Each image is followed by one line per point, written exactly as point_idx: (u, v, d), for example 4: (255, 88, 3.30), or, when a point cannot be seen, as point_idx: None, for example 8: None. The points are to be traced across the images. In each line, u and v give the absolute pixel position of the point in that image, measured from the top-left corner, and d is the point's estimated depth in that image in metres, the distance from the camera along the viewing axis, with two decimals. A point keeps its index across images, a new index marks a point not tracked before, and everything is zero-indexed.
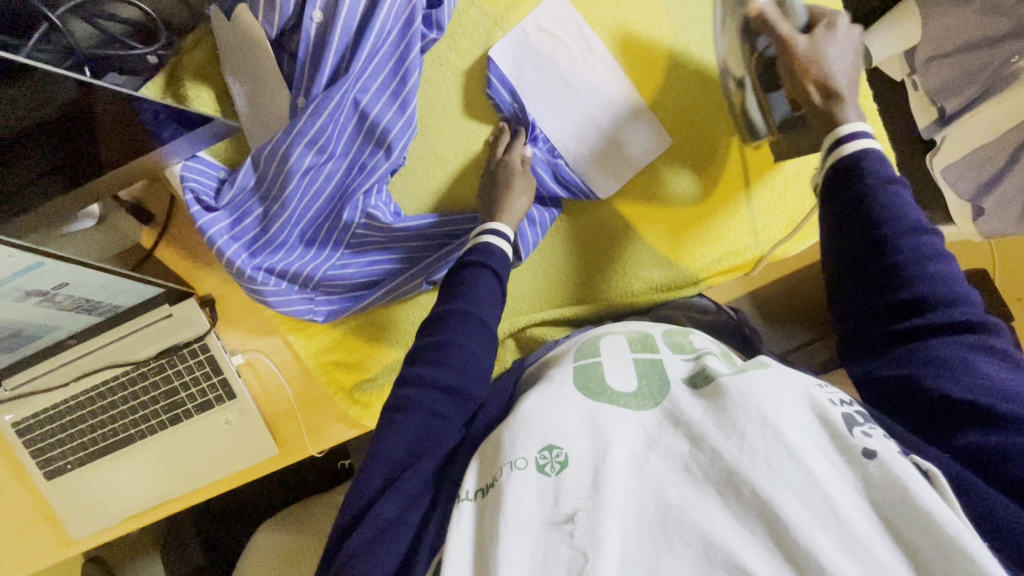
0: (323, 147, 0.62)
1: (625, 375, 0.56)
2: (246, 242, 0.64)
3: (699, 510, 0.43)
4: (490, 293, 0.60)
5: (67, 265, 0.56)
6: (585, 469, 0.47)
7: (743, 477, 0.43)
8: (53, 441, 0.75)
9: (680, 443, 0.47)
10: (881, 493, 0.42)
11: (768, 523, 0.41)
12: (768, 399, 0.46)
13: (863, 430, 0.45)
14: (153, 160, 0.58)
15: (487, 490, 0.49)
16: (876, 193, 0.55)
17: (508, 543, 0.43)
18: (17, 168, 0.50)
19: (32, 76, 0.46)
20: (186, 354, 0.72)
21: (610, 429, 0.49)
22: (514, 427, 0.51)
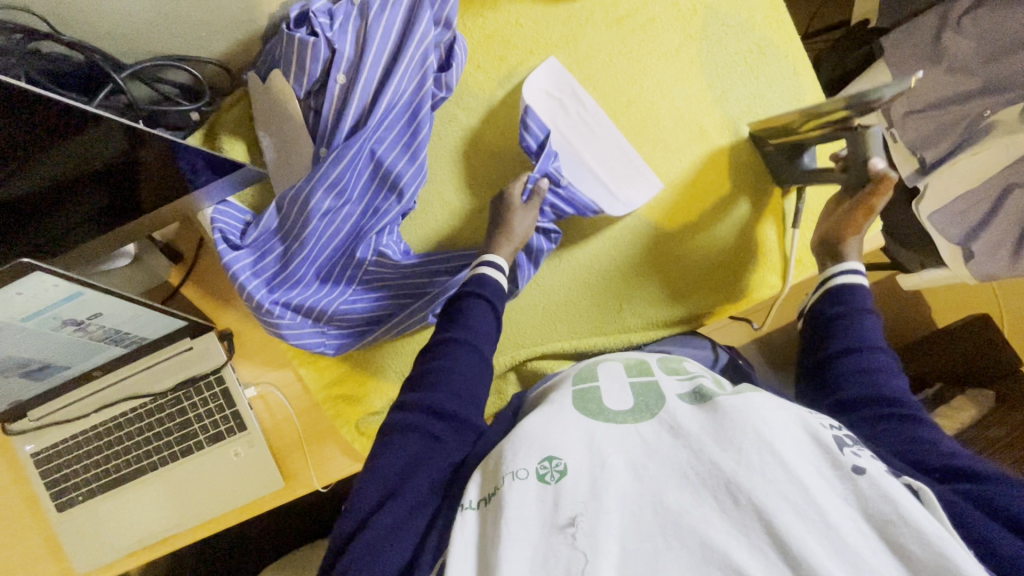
0: (343, 190, 0.68)
1: (620, 397, 0.58)
2: (266, 278, 0.69)
3: (695, 515, 0.45)
4: (485, 326, 0.64)
5: (103, 295, 0.61)
6: (585, 476, 0.49)
7: (738, 486, 0.45)
8: (67, 472, 0.77)
9: (678, 453, 0.49)
10: (871, 505, 0.43)
11: (761, 529, 0.43)
12: (763, 418, 0.48)
13: (853, 451, 0.47)
14: (188, 202, 0.65)
15: (488, 500, 0.51)
16: (846, 312, 0.64)
17: (512, 543, 0.46)
18: (71, 206, 0.58)
19: (85, 133, 0.52)
20: (202, 385, 0.76)
21: (609, 444, 0.51)
22: (514, 441, 0.54)
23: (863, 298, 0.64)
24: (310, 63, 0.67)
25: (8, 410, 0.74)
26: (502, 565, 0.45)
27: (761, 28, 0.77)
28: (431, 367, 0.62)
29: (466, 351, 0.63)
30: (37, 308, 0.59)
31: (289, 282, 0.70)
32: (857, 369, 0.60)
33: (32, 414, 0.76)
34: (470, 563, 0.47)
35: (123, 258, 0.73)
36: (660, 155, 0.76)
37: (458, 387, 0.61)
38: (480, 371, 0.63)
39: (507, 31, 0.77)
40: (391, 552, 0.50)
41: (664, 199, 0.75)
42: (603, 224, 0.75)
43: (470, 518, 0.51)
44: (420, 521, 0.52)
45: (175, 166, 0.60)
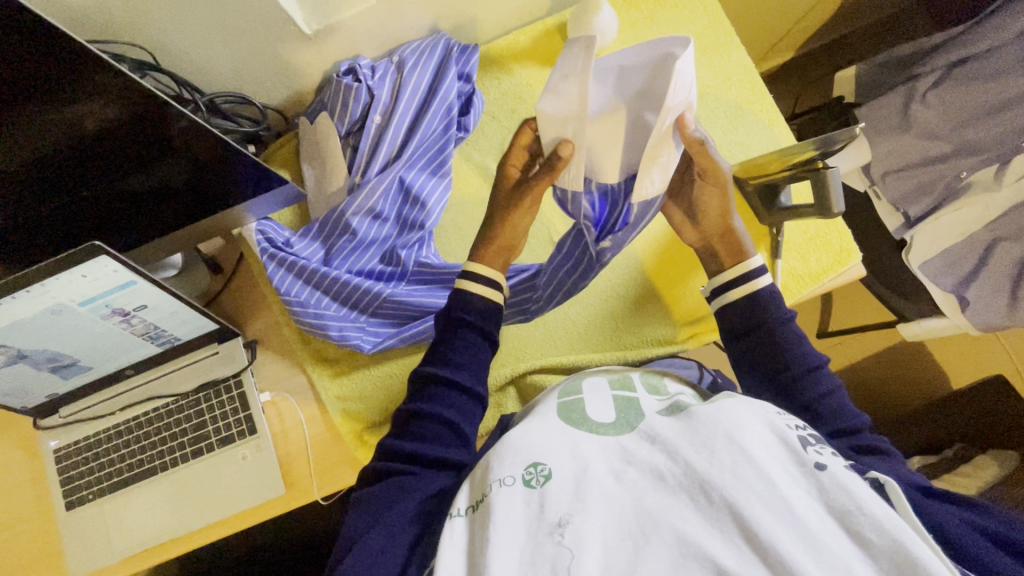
0: (378, 215, 0.79)
1: (605, 410, 0.50)
2: (302, 278, 0.78)
3: (672, 513, 0.38)
4: (478, 360, 0.63)
5: (151, 287, 0.69)
6: (569, 479, 0.41)
7: (710, 483, 0.38)
8: (83, 469, 0.80)
9: (655, 457, 0.41)
10: (838, 501, 0.36)
11: (735, 527, 0.36)
12: (733, 420, 0.41)
13: (817, 448, 0.40)
14: (237, 213, 0.74)
15: (477, 507, 0.44)
16: (781, 336, 0.61)
17: (501, 543, 0.39)
18: (145, 213, 0.69)
19: (167, 153, 0.64)
20: (222, 389, 0.81)
21: (592, 452, 0.44)
22: (502, 447, 0.46)
23: (776, 304, 0.62)
24: (352, 104, 0.81)
25: (43, 404, 0.80)
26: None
27: (736, 87, 0.89)
28: (434, 400, 0.60)
29: (461, 387, 0.62)
30: (95, 294, 0.67)
31: (326, 278, 0.78)
32: (813, 397, 0.58)
33: (62, 411, 0.82)
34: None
35: (171, 269, 0.82)
36: None
37: (456, 422, 0.60)
38: (472, 405, 0.62)
39: (517, 90, 0.90)
40: (388, 553, 0.49)
41: (657, 229, 0.83)
42: None
43: (460, 527, 0.44)
44: (407, 530, 0.52)
45: (229, 183, 0.70)
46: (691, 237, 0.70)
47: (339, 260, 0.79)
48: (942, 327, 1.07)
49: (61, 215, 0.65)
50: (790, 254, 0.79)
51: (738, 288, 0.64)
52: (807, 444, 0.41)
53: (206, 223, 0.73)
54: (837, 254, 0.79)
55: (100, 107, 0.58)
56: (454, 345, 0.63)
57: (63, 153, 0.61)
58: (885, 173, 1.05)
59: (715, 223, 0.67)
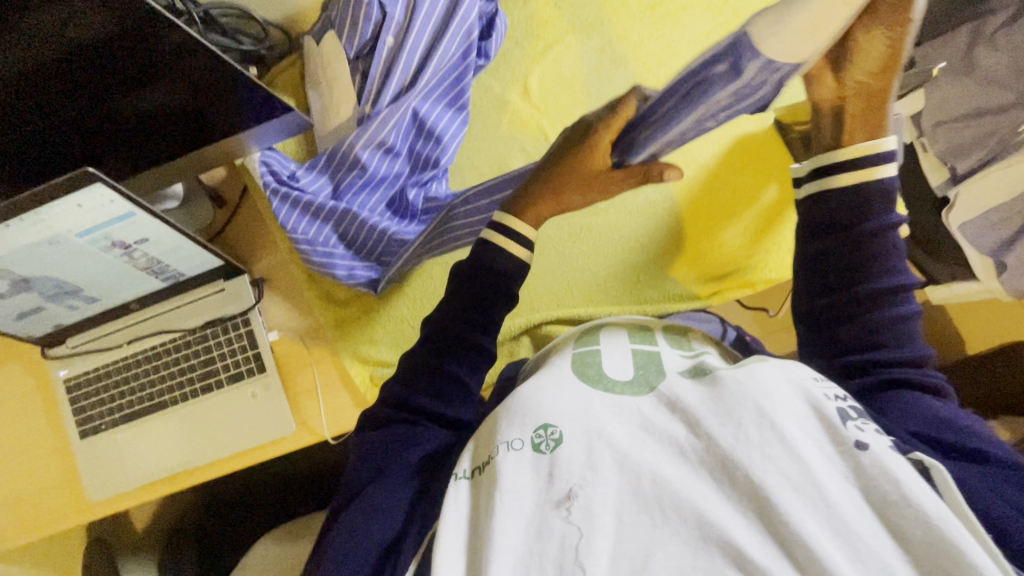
0: (389, 148, 0.74)
1: (621, 366, 0.47)
2: (305, 214, 0.73)
3: (689, 488, 0.35)
4: (485, 308, 0.57)
5: (151, 220, 0.65)
6: (581, 444, 0.38)
7: (736, 462, 0.35)
8: (94, 400, 0.80)
9: (675, 428, 0.38)
10: (878, 488, 0.33)
11: (758, 509, 0.33)
12: (765, 389, 0.37)
13: (859, 425, 0.36)
14: (239, 142, 0.69)
15: (482, 470, 0.42)
16: (874, 243, 0.55)
17: (507, 514, 0.36)
18: (146, 141, 0.65)
19: (165, 75, 0.59)
20: (229, 326, 0.79)
21: (606, 414, 0.40)
22: (511, 406, 0.43)
23: (883, 203, 0.55)
24: (363, 22, 0.73)
25: (50, 333, 0.79)
26: (495, 546, 0.35)
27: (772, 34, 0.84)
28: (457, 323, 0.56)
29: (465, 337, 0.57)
30: (93, 224, 0.63)
31: (333, 215, 0.74)
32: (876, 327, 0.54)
33: (70, 341, 0.81)
34: (465, 541, 0.39)
35: (173, 200, 0.79)
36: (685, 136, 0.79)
37: (466, 362, 0.57)
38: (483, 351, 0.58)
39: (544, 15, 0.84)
40: (383, 525, 0.49)
41: (690, 177, 0.77)
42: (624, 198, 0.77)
43: (464, 489, 0.42)
44: (406, 496, 0.51)
45: (231, 109, 0.65)
46: (824, 93, 0.52)
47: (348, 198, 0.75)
48: (975, 290, 1.06)
49: (54, 136, 0.61)
50: None
51: (847, 174, 0.55)
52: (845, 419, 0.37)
53: (204, 152, 0.68)
54: None
55: (87, 15, 0.52)
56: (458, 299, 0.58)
57: (55, 68, 0.56)
58: (937, 123, 0.94)
59: (865, 81, 0.50)
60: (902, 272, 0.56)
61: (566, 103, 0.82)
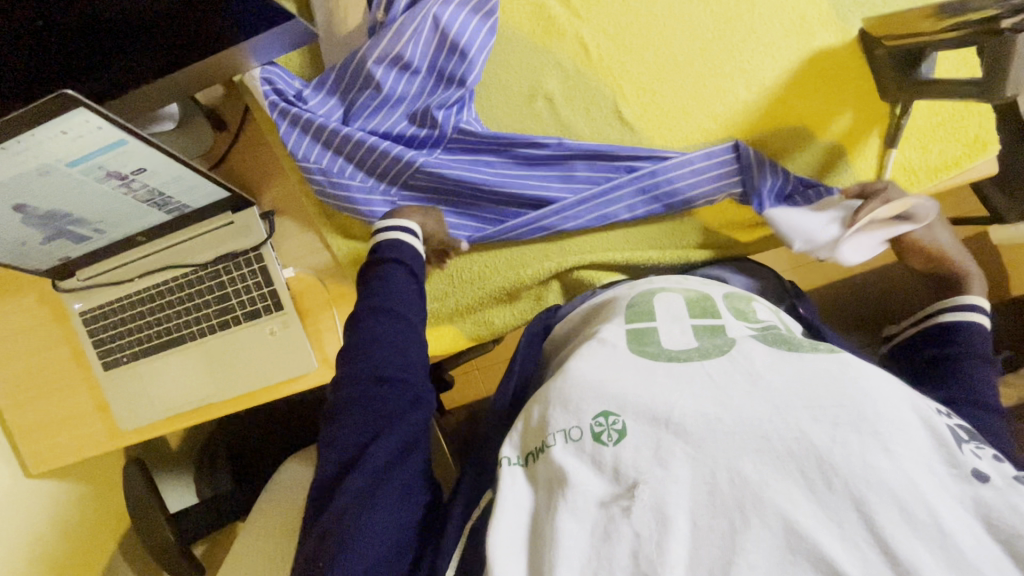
0: (407, 65, 0.66)
1: (682, 339, 0.42)
2: (321, 140, 0.67)
3: (775, 490, 0.31)
4: (402, 289, 0.59)
5: (147, 148, 0.59)
6: (648, 435, 0.35)
7: (834, 467, 0.31)
8: (113, 333, 0.78)
9: (755, 409, 0.34)
10: (1001, 521, 0.30)
11: (860, 525, 0.30)
12: (865, 389, 0.34)
13: (973, 449, 0.33)
14: (238, 54, 0.60)
15: (536, 457, 0.39)
16: (963, 363, 0.60)
17: (572, 512, 0.35)
18: (133, 51, 0.57)
19: None
20: (242, 262, 0.74)
21: (674, 393, 0.36)
22: (563, 387, 0.40)
23: (981, 341, 0.62)
24: None
25: (58, 265, 0.76)
26: (558, 550, 0.34)
27: None
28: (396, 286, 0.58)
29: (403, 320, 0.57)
30: (82, 153, 0.57)
31: (349, 141, 0.66)
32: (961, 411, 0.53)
33: (80, 273, 0.78)
34: (519, 538, 0.37)
35: (168, 122, 0.71)
36: (746, 53, 0.70)
37: (406, 315, 0.58)
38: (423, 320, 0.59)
39: None
40: (399, 515, 0.48)
41: (750, 100, 0.69)
42: (674, 127, 0.69)
43: (520, 478, 0.40)
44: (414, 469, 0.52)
45: (225, 11, 0.56)
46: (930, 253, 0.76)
47: (366, 121, 0.68)
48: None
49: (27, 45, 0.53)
50: (908, 143, 0.68)
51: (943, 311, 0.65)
52: (957, 440, 0.34)
53: (198, 68, 0.60)
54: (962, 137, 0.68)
55: None
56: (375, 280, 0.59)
57: None
58: None
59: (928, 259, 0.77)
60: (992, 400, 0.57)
61: (614, 12, 0.71)
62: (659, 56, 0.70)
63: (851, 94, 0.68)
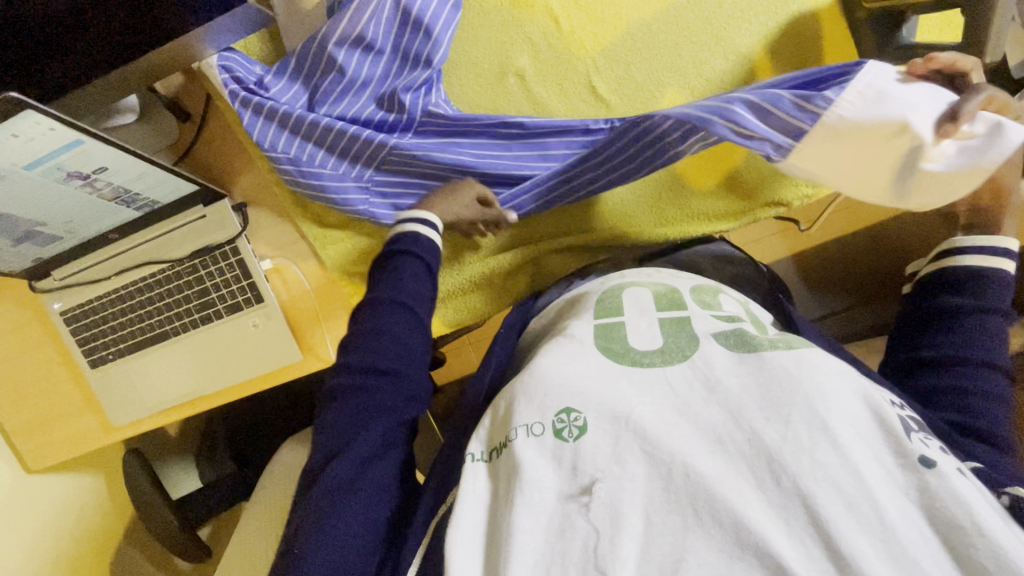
0: (370, 45, 0.64)
1: (648, 335, 0.44)
2: (285, 128, 0.64)
3: (728, 486, 0.34)
4: (415, 282, 0.58)
5: (105, 146, 0.57)
6: (607, 433, 0.37)
7: (784, 467, 0.34)
8: (96, 332, 0.78)
9: (712, 414, 0.37)
10: (944, 507, 0.33)
11: (805, 518, 0.33)
12: (819, 385, 0.37)
13: (922, 439, 0.37)
14: (191, 42, 0.58)
15: (499, 453, 0.41)
16: (968, 317, 0.58)
17: (528, 508, 0.36)
18: (82, 45, 0.55)
19: None
20: (218, 256, 0.73)
21: (636, 396, 0.39)
22: (529, 383, 0.41)
23: (1000, 289, 0.59)
24: None
25: (32, 266, 0.75)
26: (515, 547, 0.35)
27: None
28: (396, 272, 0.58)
29: (407, 309, 0.57)
30: (39, 155, 0.56)
31: (315, 128, 0.64)
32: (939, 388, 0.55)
33: (56, 273, 0.77)
34: (485, 535, 0.38)
35: (130, 114, 0.71)
36: (723, 19, 0.67)
37: (414, 307, 0.57)
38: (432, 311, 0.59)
39: None
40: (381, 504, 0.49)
41: (727, 69, 0.67)
42: (650, 100, 0.67)
43: (484, 471, 0.41)
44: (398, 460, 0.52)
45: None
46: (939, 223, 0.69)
47: (330, 107, 0.66)
48: None
49: None
50: None
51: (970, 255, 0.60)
52: (907, 430, 0.37)
53: (149, 61, 0.58)
54: None
55: None
56: (388, 273, 0.58)
57: None
58: None
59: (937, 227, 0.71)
60: (995, 353, 0.57)
61: None
62: (633, 26, 0.68)
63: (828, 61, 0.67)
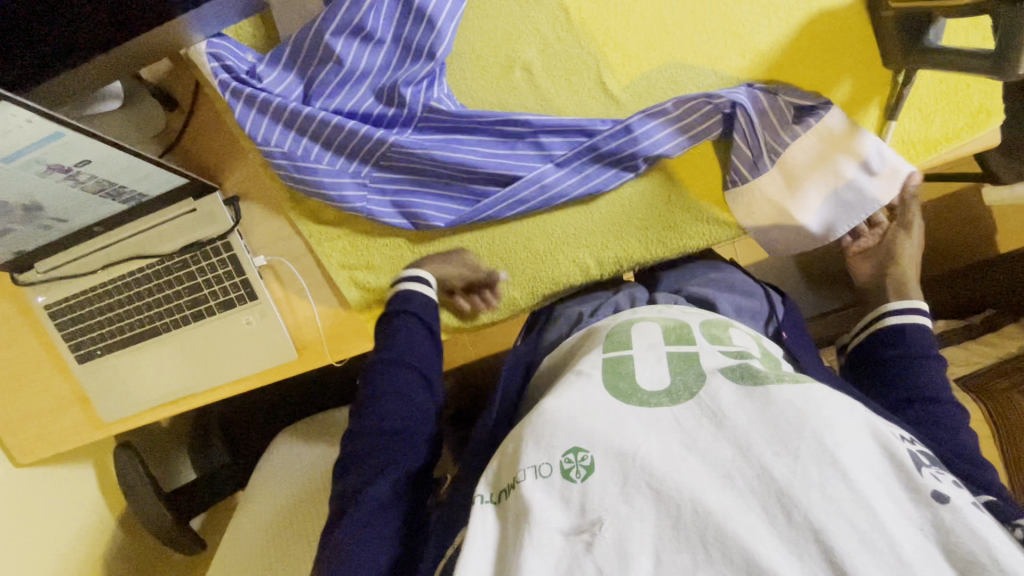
0: (370, 35, 0.61)
1: (655, 375, 0.42)
2: (281, 121, 0.62)
3: (738, 521, 0.33)
4: (415, 344, 0.61)
5: (88, 139, 0.54)
6: (613, 475, 0.37)
7: (794, 500, 0.34)
8: (82, 327, 0.75)
9: (721, 449, 0.36)
10: (960, 544, 0.32)
11: (819, 556, 0.32)
12: (826, 418, 0.36)
13: (932, 473, 0.36)
14: (179, 29, 0.54)
15: (507, 495, 0.40)
16: (911, 366, 0.59)
17: (537, 549, 0.35)
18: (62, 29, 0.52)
19: None
20: (209, 251, 0.71)
21: (643, 434, 0.38)
22: (535, 424, 0.40)
23: (924, 343, 0.61)
24: None
25: (13, 259, 0.71)
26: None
27: None
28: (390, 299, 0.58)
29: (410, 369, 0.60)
30: (18, 146, 0.53)
31: (313, 123, 0.62)
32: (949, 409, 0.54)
33: (39, 265, 0.73)
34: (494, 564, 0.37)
35: (112, 101, 0.67)
36: (740, 15, 0.64)
37: (417, 366, 0.60)
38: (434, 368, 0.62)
39: None
40: None
41: (743, 67, 0.64)
42: (662, 98, 0.65)
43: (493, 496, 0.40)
44: None
45: None
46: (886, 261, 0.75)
47: (329, 100, 0.63)
48: None
49: None
50: (909, 113, 0.64)
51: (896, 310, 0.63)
52: (917, 464, 0.36)
53: (132, 48, 0.54)
54: (959, 110, 0.64)
55: None
56: (390, 332, 0.61)
57: None
58: None
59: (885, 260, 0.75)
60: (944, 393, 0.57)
61: None
62: (646, 19, 0.65)
63: (849, 62, 0.64)
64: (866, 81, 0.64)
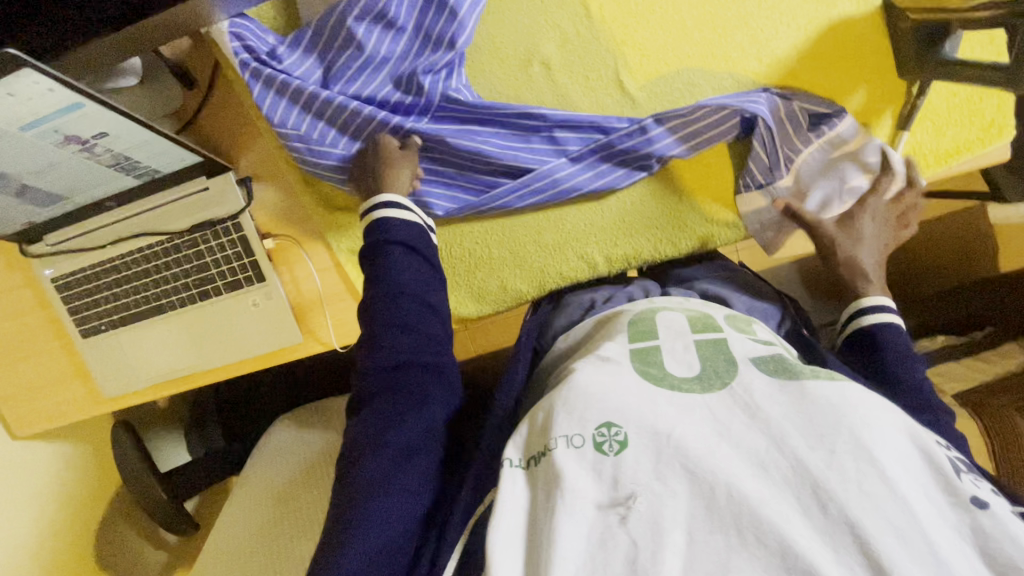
0: (391, 23, 0.62)
1: (685, 360, 0.43)
2: (298, 104, 0.62)
3: (773, 509, 0.34)
4: (417, 278, 0.57)
5: (107, 112, 0.55)
6: (648, 450, 0.37)
7: (830, 494, 0.34)
8: (88, 301, 0.75)
9: (755, 438, 0.37)
10: (999, 550, 0.33)
11: (854, 548, 0.33)
12: (864, 418, 0.36)
13: (972, 480, 0.36)
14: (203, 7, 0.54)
15: (538, 462, 0.40)
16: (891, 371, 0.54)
17: (569, 515, 0.36)
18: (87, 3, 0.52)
19: None
20: (220, 231, 0.71)
21: (678, 415, 0.38)
22: (566, 394, 0.40)
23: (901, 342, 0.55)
24: None
25: (22, 230, 0.71)
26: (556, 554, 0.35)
27: None
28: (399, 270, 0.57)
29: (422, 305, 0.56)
30: (36, 116, 0.53)
31: (330, 107, 0.62)
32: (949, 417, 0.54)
33: (49, 238, 0.74)
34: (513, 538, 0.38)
35: (132, 76, 0.67)
36: (759, 21, 0.65)
37: (427, 301, 0.57)
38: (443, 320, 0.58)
39: None
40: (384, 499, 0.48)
41: (760, 72, 0.65)
42: (678, 99, 0.65)
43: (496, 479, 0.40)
44: None
45: None
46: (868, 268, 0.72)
47: (347, 85, 0.63)
48: None
49: None
50: (922, 125, 0.65)
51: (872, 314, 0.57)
52: (957, 470, 0.37)
53: (156, 24, 0.54)
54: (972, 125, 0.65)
55: None
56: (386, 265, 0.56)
57: None
58: None
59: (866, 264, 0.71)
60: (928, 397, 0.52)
61: None
62: (666, 20, 0.65)
63: (865, 73, 0.65)
64: (883, 92, 0.65)
